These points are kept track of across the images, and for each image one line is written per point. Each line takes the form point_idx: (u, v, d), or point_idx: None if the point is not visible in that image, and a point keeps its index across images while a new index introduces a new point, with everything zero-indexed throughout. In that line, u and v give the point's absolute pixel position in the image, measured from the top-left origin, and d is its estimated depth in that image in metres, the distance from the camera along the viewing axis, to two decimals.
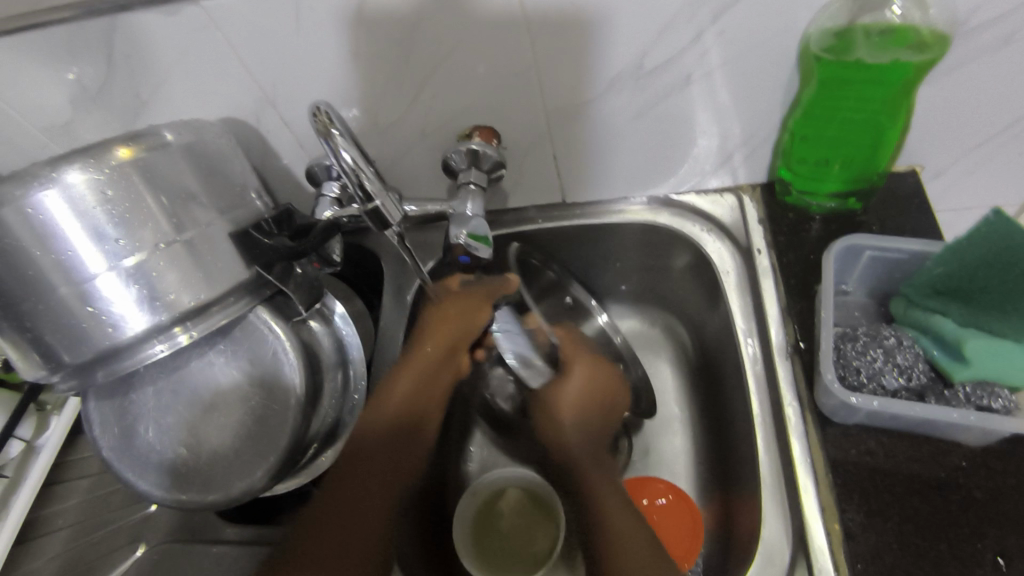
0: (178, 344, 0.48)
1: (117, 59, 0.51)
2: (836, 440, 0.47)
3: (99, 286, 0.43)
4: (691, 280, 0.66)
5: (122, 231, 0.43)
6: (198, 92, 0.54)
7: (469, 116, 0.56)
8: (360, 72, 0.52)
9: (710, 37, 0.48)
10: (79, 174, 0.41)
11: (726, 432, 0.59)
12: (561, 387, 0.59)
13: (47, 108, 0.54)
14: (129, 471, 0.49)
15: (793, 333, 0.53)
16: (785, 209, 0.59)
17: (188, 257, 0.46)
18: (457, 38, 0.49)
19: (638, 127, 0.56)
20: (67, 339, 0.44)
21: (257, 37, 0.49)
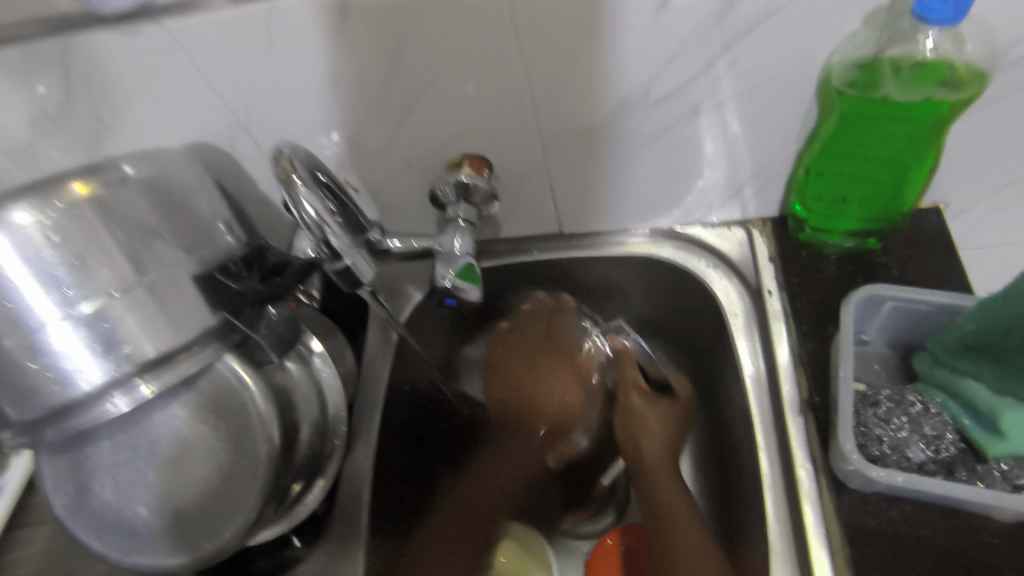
0: (138, 396, 0.43)
1: (76, 83, 0.47)
2: (853, 507, 0.43)
3: (50, 337, 0.39)
4: (695, 319, 0.62)
5: (75, 277, 0.39)
6: (166, 116, 0.50)
7: (459, 144, 0.52)
8: (341, 97, 0.48)
9: (722, 66, 0.44)
10: (27, 214, 0.38)
11: (732, 484, 0.55)
12: (641, 415, 0.56)
13: (3, 133, 0.50)
14: (83, 532, 0.45)
15: (806, 386, 0.48)
16: (798, 246, 0.55)
17: (149, 302, 0.42)
18: (447, 62, 0.45)
19: (641, 157, 0.52)
20: (14, 392, 0.40)
21: (228, 60, 0.45)
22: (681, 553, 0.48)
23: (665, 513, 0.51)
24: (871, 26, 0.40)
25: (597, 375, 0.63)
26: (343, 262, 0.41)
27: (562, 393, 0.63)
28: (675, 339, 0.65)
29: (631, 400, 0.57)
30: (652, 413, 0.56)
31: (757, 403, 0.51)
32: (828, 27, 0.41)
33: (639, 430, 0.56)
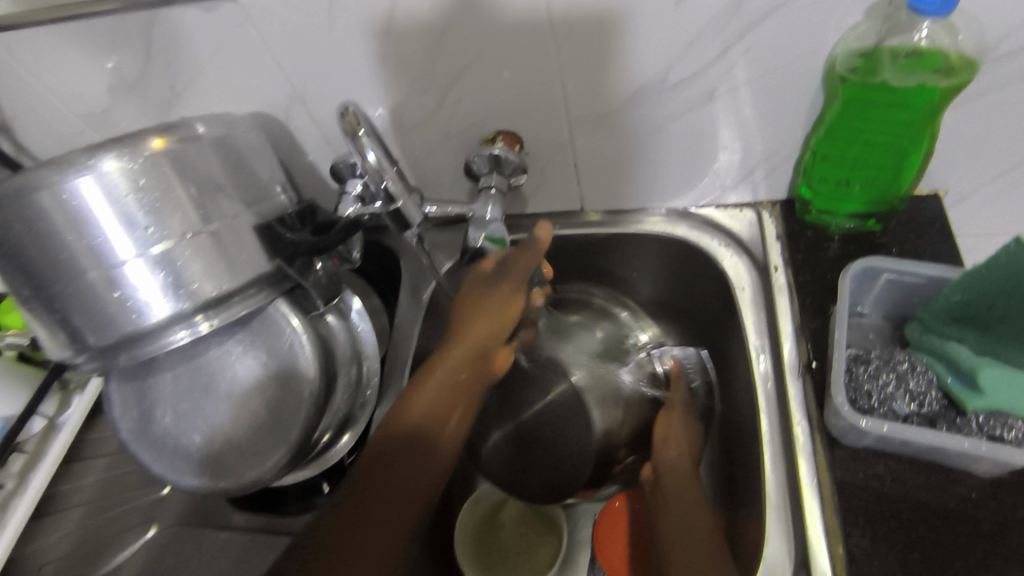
0: (198, 331, 0.49)
1: (155, 53, 0.53)
2: (844, 463, 0.47)
3: (127, 273, 0.44)
4: (704, 296, 0.66)
5: (151, 219, 0.44)
6: (230, 87, 0.55)
7: (493, 121, 0.57)
8: (390, 73, 0.53)
9: (737, 53, 0.48)
10: (114, 161, 0.43)
11: (735, 447, 0.60)
12: (669, 424, 0.62)
13: (86, 96, 0.57)
14: (144, 452, 0.51)
15: (806, 352, 0.52)
16: (804, 227, 0.59)
17: (213, 248, 0.47)
18: (486, 44, 0.50)
19: (660, 138, 0.57)
20: (94, 321, 0.46)
21: (291, 36, 0.50)
22: (680, 545, 0.50)
23: (687, 505, 0.53)
24: (873, 17, 0.44)
25: (629, 378, 0.69)
26: (395, 207, 0.47)
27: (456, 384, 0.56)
28: (686, 316, 0.70)
29: (671, 411, 0.63)
30: (678, 421, 0.62)
31: (761, 379, 0.54)
32: (833, 19, 0.45)
33: (666, 435, 0.61)
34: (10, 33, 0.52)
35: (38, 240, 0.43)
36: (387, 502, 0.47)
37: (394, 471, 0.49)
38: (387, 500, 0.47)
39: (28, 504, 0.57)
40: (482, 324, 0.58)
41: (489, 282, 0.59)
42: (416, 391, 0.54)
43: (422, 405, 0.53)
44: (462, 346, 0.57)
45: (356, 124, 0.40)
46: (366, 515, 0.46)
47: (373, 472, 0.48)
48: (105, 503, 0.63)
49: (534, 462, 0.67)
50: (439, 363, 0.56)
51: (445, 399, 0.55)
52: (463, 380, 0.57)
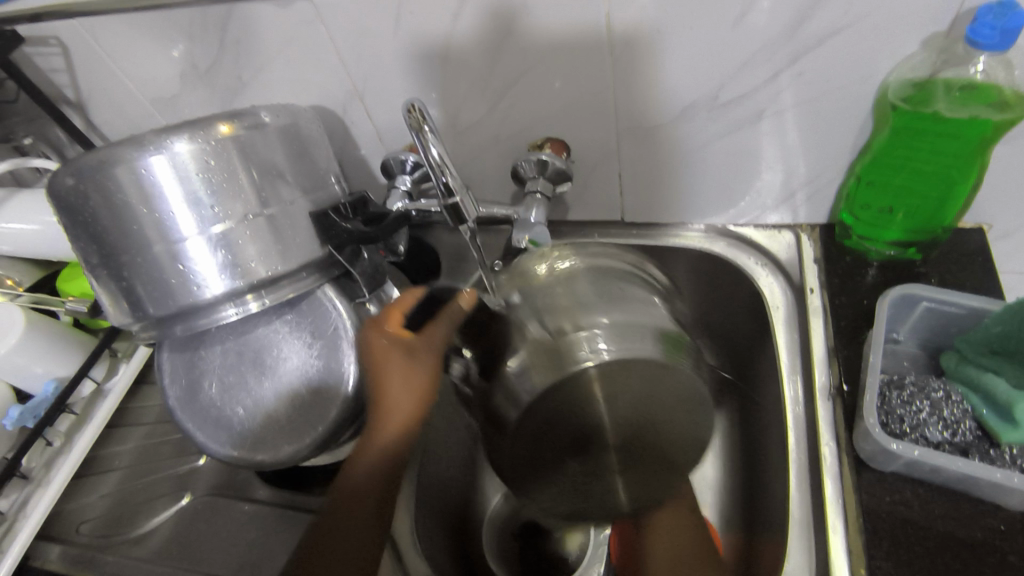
0: (246, 309, 0.51)
1: (228, 44, 0.55)
2: (871, 486, 0.47)
3: (188, 249, 0.47)
4: (737, 314, 0.66)
5: (213, 200, 0.47)
6: (294, 80, 0.58)
7: (543, 127, 0.58)
8: (450, 75, 0.55)
9: (787, 77, 0.50)
10: (186, 143, 0.45)
11: (759, 468, 0.59)
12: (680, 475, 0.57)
13: (158, 81, 0.60)
14: (190, 421, 0.54)
15: (838, 374, 0.53)
16: (843, 251, 0.60)
17: (269, 231, 0.49)
18: (544, 54, 0.52)
19: (706, 154, 0.58)
20: (156, 293, 0.48)
21: (358, 34, 0.53)
22: None
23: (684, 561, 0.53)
24: (929, 49, 0.45)
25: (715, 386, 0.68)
26: (452, 202, 0.44)
27: (405, 387, 0.49)
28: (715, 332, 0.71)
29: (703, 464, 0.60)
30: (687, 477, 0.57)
31: (791, 400, 0.55)
32: (888, 47, 0.46)
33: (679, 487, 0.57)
34: (98, 19, 0.55)
35: (111, 212, 0.46)
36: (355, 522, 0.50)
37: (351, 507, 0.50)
38: (352, 516, 0.50)
39: (73, 463, 0.61)
40: (398, 364, 0.50)
41: (381, 352, 0.50)
42: (371, 431, 0.50)
43: (366, 464, 0.50)
44: (386, 384, 0.49)
45: (422, 120, 0.40)
46: (333, 535, 0.49)
47: (344, 498, 0.50)
48: (144, 467, 0.65)
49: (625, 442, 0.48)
50: (372, 431, 0.50)
51: (395, 385, 0.49)
52: (415, 411, 0.50)
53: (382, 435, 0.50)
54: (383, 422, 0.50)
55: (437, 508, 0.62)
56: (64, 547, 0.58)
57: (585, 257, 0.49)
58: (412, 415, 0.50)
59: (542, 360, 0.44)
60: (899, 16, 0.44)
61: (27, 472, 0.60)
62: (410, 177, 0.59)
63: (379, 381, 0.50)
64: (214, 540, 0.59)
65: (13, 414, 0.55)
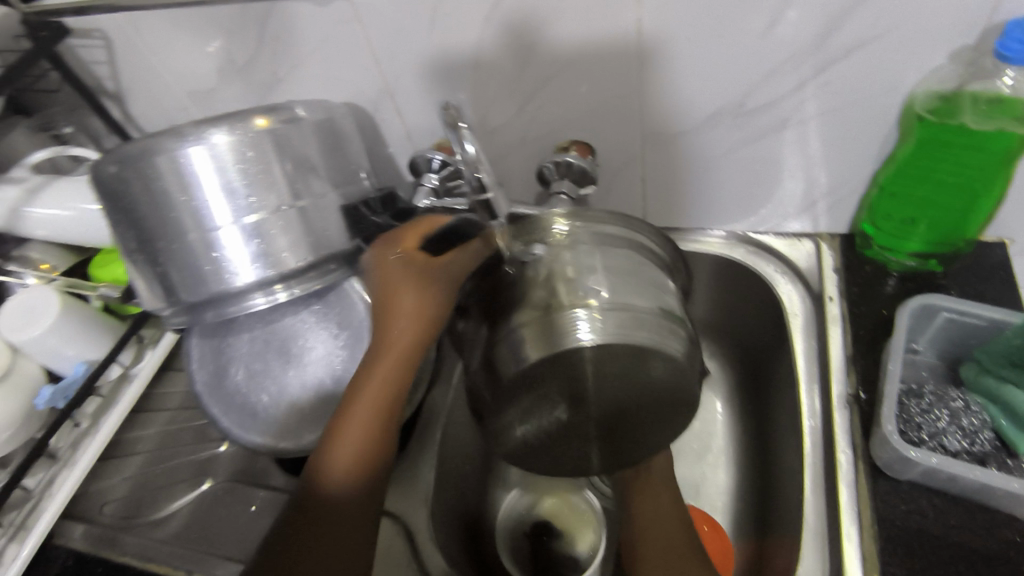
0: (275, 299, 0.52)
1: (266, 40, 0.57)
2: (886, 494, 0.47)
3: (222, 237, 0.48)
4: (755, 321, 0.67)
5: (247, 191, 0.48)
6: (328, 77, 0.59)
7: (569, 130, 0.59)
8: (480, 75, 0.56)
9: (813, 87, 0.50)
10: (224, 135, 0.47)
11: (773, 474, 0.60)
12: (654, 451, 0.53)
13: (196, 74, 0.62)
14: (215, 406, 0.55)
15: (855, 382, 0.53)
16: (863, 261, 0.60)
17: (300, 224, 0.50)
18: (574, 57, 0.53)
19: (729, 161, 0.58)
20: (188, 279, 0.49)
21: (393, 34, 0.54)
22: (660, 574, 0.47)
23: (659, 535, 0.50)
24: (957, 62, 0.46)
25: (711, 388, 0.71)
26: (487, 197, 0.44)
27: (413, 310, 0.46)
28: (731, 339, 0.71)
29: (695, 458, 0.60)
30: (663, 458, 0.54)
31: (808, 414, 0.54)
32: (916, 60, 0.46)
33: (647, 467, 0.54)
34: (142, 13, 0.57)
35: (150, 198, 0.47)
36: (341, 519, 0.42)
37: (335, 510, 0.42)
38: (340, 489, 0.42)
39: (99, 445, 0.63)
40: (414, 292, 0.46)
41: (397, 275, 0.46)
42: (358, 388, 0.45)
43: (355, 428, 0.44)
44: (398, 313, 0.46)
45: (457, 117, 0.41)
46: (313, 520, 0.41)
47: (318, 480, 0.43)
48: (166, 452, 0.66)
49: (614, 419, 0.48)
50: (369, 372, 0.45)
51: (402, 308, 0.46)
52: (410, 357, 0.46)
53: (378, 373, 0.45)
54: (377, 368, 0.45)
55: (451, 504, 0.62)
56: (87, 526, 0.59)
57: (586, 221, 0.47)
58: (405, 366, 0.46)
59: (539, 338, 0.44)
60: (928, 29, 0.44)
61: (54, 451, 0.61)
62: (436, 175, 0.59)
63: (387, 316, 0.46)
64: (233, 526, 0.59)
65: (45, 394, 0.57)
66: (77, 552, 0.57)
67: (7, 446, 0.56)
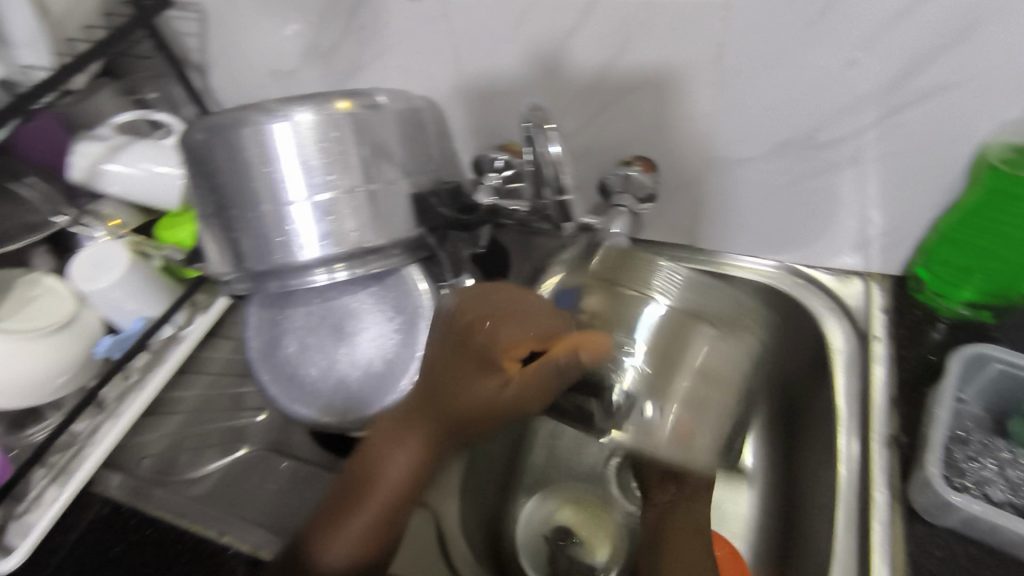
0: (334, 277, 0.53)
1: (355, 29, 0.59)
2: (921, 537, 0.48)
3: (293, 213, 0.50)
4: (793, 353, 0.67)
5: (322, 170, 0.50)
6: (407, 70, 0.61)
7: (634, 146, 0.60)
8: (556, 83, 0.57)
9: (881, 129, 0.51)
10: (309, 115, 0.48)
11: (800, 506, 0.60)
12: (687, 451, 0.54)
13: (281, 55, 0.64)
14: (266, 374, 0.57)
15: (895, 426, 0.53)
16: (913, 305, 0.61)
17: (368, 207, 0.51)
18: (650, 76, 0.54)
19: (788, 192, 0.59)
20: (256, 249, 0.51)
21: (478, 37, 0.56)
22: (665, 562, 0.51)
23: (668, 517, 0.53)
24: None
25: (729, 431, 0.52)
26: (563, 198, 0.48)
27: (477, 387, 0.46)
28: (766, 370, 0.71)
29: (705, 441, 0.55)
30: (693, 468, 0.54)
31: (845, 455, 0.54)
32: (991, 111, 0.47)
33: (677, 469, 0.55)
34: None
35: (233, 167, 0.49)
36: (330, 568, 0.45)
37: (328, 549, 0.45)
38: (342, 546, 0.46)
39: (145, 399, 0.65)
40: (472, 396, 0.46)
41: (553, 338, 0.46)
42: (393, 453, 0.47)
43: (356, 529, 0.46)
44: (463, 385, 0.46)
45: (544, 117, 0.45)
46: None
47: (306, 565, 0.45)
48: (202, 415, 0.68)
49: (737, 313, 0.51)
50: (405, 449, 0.47)
51: (471, 374, 0.46)
52: (403, 486, 0.47)
53: (402, 456, 0.47)
54: (376, 494, 0.47)
55: (473, 502, 0.63)
56: (124, 477, 0.60)
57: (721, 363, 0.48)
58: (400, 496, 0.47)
59: (712, 384, 0.47)
60: (1008, 83, 0.45)
61: (103, 401, 0.64)
62: (499, 175, 0.60)
63: (390, 444, 0.48)
64: (263, 492, 0.61)
65: (104, 343, 0.60)
66: (112, 502, 0.58)
67: (61, 392, 0.58)
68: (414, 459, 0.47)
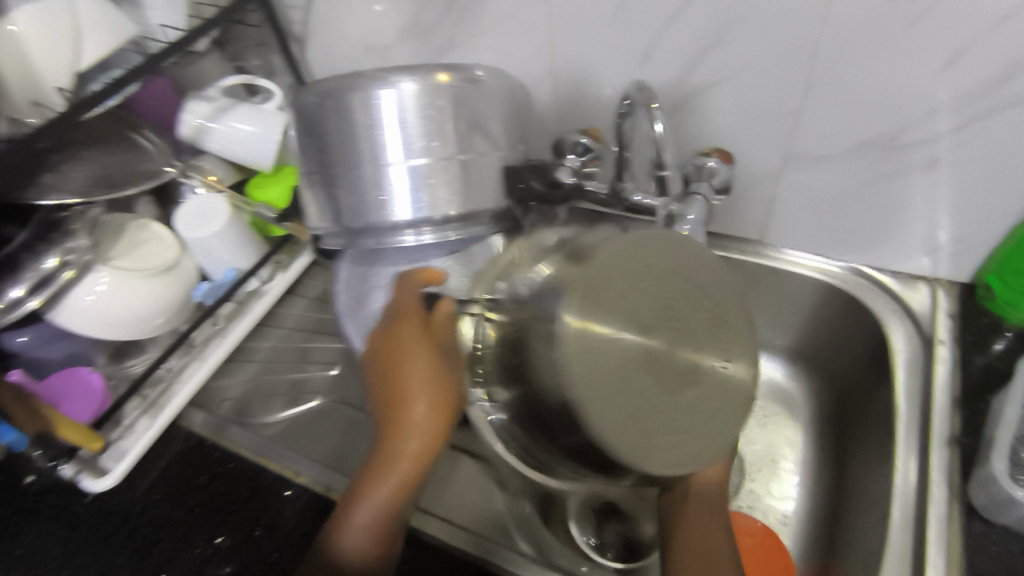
0: (421, 240, 0.56)
1: (455, 9, 0.62)
2: (978, 533, 0.49)
3: (391, 175, 0.53)
4: (852, 353, 0.68)
5: (421, 136, 0.52)
6: (499, 51, 0.64)
7: (713, 137, 0.62)
8: (644, 70, 0.59)
9: (968, 133, 0.52)
10: (411, 84, 0.51)
11: (850, 500, 0.61)
12: None
13: (379, 31, 0.68)
14: (351, 327, 0.60)
15: (957, 427, 0.54)
16: (980, 312, 0.62)
17: (460, 175, 0.54)
18: (738, 69, 0.56)
19: (863, 193, 0.60)
20: (355, 207, 0.55)
21: (573, 23, 0.59)
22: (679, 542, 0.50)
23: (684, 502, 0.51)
24: None
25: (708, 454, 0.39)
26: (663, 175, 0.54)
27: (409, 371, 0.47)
28: (822, 369, 0.72)
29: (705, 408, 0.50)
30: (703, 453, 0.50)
31: (904, 448, 0.55)
32: None
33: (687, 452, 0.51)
34: None
35: (341, 129, 0.53)
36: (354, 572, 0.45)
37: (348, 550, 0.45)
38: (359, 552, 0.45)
39: (229, 345, 0.69)
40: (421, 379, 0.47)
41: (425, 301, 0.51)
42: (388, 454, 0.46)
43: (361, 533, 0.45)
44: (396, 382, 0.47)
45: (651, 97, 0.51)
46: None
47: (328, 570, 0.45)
48: (275, 366, 0.71)
49: (632, 376, 0.35)
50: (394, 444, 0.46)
51: (407, 365, 0.47)
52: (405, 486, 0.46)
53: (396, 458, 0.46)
54: (379, 498, 0.46)
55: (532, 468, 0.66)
56: (207, 415, 0.64)
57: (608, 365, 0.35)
58: (392, 510, 0.46)
59: (618, 372, 0.35)
60: None
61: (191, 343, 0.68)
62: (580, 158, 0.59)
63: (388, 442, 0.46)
64: (334, 440, 0.64)
65: (202, 288, 0.65)
66: (197, 436, 0.62)
67: (159, 330, 0.62)
68: (406, 463, 0.46)
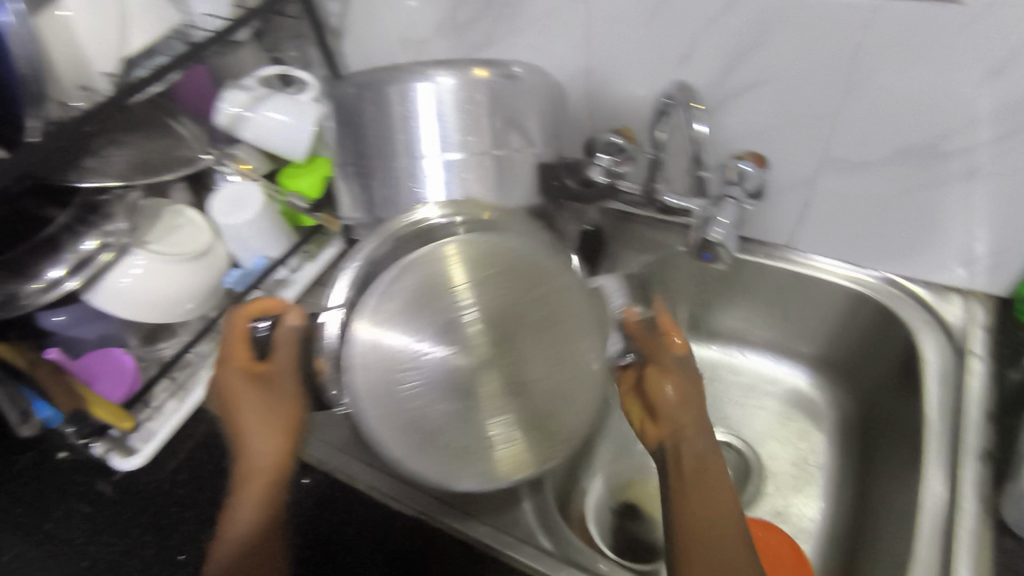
0: None
1: (493, 6, 0.63)
2: (1009, 548, 0.48)
3: (424, 168, 0.53)
4: (881, 364, 0.67)
5: (456, 130, 0.53)
6: (534, 49, 0.64)
7: (748, 141, 0.62)
8: (680, 71, 0.59)
9: (1011, 144, 0.51)
10: (449, 79, 0.52)
11: (874, 510, 0.60)
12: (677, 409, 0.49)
13: (416, 26, 0.68)
14: None
15: (989, 441, 0.54)
16: (1016, 326, 0.61)
17: (494, 170, 0.54)
18: (776, 74, 0.55)
19: (898, 201, 0.60)
20: (387, 199, 0.55)
21: (610, 22, 0.59)
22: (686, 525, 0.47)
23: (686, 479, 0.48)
24: None
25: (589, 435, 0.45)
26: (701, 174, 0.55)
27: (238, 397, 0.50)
28: (849, 378, 0.72)
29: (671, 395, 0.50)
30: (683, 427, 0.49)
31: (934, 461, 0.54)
32: None
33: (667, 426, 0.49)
34: None
35: (378, 121, 0.53)
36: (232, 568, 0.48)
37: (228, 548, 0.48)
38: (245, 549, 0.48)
39: None
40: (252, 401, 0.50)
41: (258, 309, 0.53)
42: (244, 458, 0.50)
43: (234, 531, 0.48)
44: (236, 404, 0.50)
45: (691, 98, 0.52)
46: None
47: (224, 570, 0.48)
48: None
49: None
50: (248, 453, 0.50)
51: (238, 391, 0.50)
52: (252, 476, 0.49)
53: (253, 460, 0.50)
54: (246, 496, 0.49)
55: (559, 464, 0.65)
56: None
57: None
58: (262, 501, 0.49)
59: None
60: None
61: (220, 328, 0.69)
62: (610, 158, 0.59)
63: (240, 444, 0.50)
64: None
65: (234, 275, 0.66)
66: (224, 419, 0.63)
67: (191, 314, 0.63)
68: (258, 461, 0.49)
